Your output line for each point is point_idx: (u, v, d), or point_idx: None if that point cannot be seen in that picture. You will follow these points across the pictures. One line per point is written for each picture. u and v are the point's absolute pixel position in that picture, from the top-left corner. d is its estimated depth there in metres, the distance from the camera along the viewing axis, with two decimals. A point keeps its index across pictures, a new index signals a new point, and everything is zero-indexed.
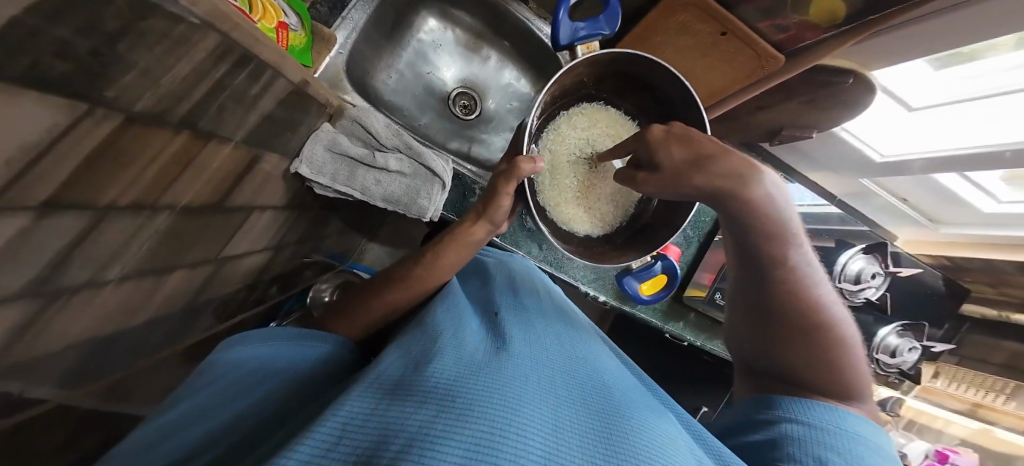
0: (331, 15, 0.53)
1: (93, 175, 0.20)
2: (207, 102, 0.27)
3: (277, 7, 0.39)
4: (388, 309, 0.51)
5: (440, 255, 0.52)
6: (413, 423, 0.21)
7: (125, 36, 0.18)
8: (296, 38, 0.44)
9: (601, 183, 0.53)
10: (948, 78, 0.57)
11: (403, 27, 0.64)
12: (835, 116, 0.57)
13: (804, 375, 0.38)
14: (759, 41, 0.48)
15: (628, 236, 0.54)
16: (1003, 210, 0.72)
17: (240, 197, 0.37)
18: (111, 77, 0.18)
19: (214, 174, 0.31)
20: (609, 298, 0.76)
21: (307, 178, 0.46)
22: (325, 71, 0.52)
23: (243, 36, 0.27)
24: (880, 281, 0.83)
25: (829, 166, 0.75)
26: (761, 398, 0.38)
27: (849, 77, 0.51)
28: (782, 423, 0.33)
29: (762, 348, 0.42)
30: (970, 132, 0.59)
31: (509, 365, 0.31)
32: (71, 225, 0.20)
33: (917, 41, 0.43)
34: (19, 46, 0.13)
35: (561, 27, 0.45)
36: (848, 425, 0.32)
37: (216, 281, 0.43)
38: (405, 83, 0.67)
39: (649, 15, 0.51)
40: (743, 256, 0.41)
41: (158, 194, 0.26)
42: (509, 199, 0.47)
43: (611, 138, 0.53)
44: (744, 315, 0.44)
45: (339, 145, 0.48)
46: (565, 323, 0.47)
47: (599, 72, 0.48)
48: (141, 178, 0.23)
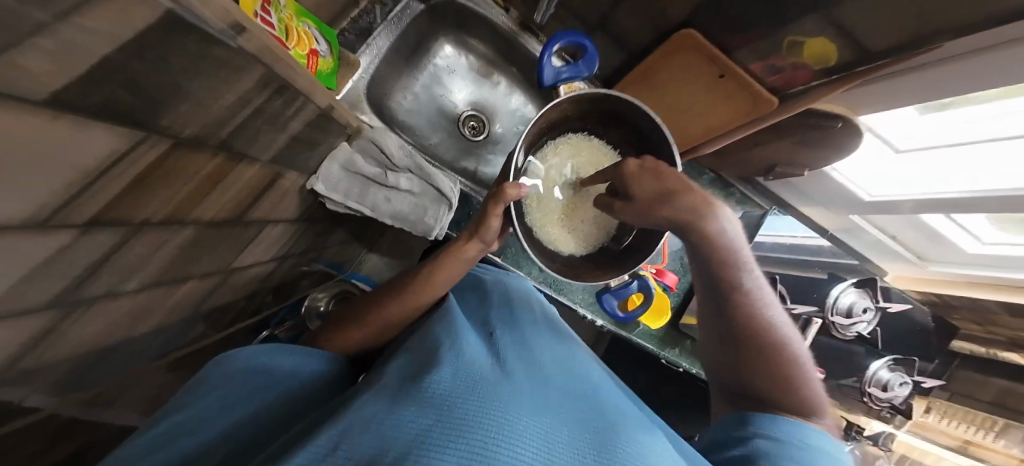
0: (357, 41, 0.56)
1: (131, 196, 0.21)
2: (244, 127, 0.28)
3: (310, 35, 0.42)
4: (384, 326, 0.52)
5: (435, 272, 0.52)
6: (402, 436, 0.22)
7: (181, 71, 0.19)
8: (325, 63, 0.46)
9: (585, 207, 0.56)
10: (937, 122, 0.58)
11: (422, 51, 0.68)
12: (827, 156, 0.59)
13: (769, 394, 0.40)
14: (751, 81, 0.51)
15: (611, 256, 0.55)
16: (988, 251, 0.75)
17: (260, 211, 0.38)
18: (163, 107, 0.19)
19: (238, 191, 0.32)
20: (607, 322, 0.77)
21: (321, 194, 0.47)
22: (347, 93, 0.55)
23: (285, 68, 0.28)
24: (871, 316, 0.86)
25: (821, 201, 0.79)
26: (732, 418, 0.39)
27: (837, 121, 0.51)
28: (754, 438, 0.35)
29: (730, 368, 0.44)
30: (956, 175, 0.61)
31: (503, 379, 0.31)
32: (103, 241, 0.21)
33: (905, 89, 0.44)
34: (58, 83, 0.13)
35: (545, 71, 0.50)
36: (809, 437, 0.35)
37: (220, 291, 0.43)
38: (419, 104, 0.70)
39: (654, 53, 0.56)
40: (703, 284, 0.43)
41: (186, 212, 0.27)
42: (498, 220, 0.48)
43: (593, 166, 0.55)
44: (710, 337, 0.46)
45: (354, 166, 0.49)
46: (558, 340, 0.48)
47: (581, 109, 0.51)
48: (174, 197, 0.24)
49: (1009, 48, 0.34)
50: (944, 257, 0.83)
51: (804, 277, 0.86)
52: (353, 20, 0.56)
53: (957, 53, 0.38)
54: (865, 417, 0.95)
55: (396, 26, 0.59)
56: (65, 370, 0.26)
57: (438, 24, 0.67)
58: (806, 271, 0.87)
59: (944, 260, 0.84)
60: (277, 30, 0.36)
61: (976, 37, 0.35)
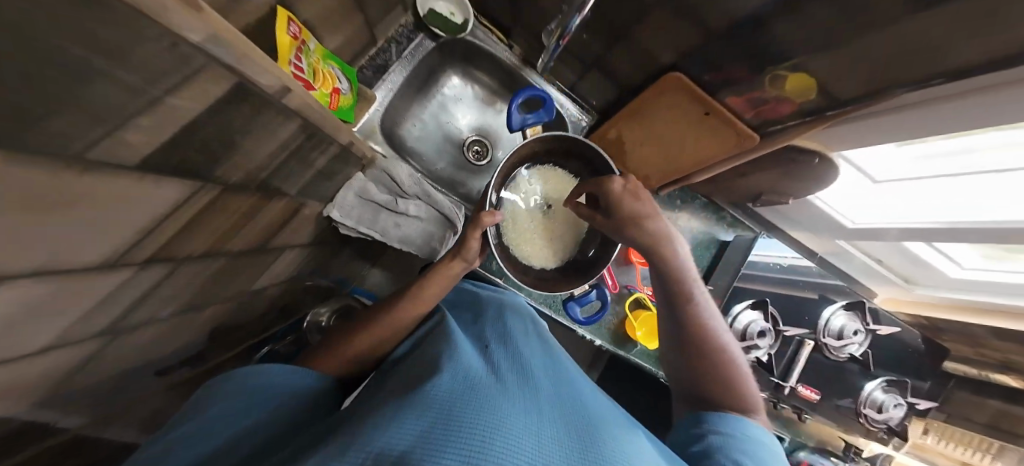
0: (375, 77, 0.62)
1: (180, 236, 0.23)
2: (277, 168, 0.31)
3: (333, 75, 0.47)
4: (373, 346, 0.53)
5: (423, 288, 0.56)
6: (397, 446, 0.23)
7: (231, 131, 0.22)
8: (344, 99, 0.51)
9: (553, 227, 0.63)
10: (927, 153, 0.57)
11: (431, 82, 0.72)
12: (808, 188, 0.64)
13: (717, 392, 0.49)
14: (737, 120, 0.54)
15: (577, 269, 0.62)
16: (967, 276, 0.79)
17: (282, 238, 0.41)
18: (213, 162, 0.22)
19: (266, 222, 0.35)
20: (605, 342, 0.80)
21: (335, 221, 0.50)
22: (363, 126, 0.60)
23: (315, 115, 0.32)
24: (862, 338, 0.90)
25: (809, 226, 0.82)
26: (690, 417, 0.45)
27: (814, 156, 0.56)
28: (708, 434, 0.41)
29: (688, 372, 0.52)
30: (934, 204, 0.63)
31: (497, 385, 0.33)
32: (152, 275, 0.23)
33: (876, 128, 0.47)
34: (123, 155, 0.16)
35: (512, 118, 0.60)
36: (750, 430, 0.41)
37: (237, 312, 0.45)
38: (427, 131, 0.74)
39: (644, 92, 0.60)
40: (660, 294, 0.54)
41: (222, 245, 0.29)
42: (477, 241, 0.54)
43: (559, 192, 0.62)
44: (671, 345, 0.55)
45: (368, 195, 0.52)
46: (546, 349, 0.50)
47: (546, 145, 0.58)
48: (213, 233, 0.27)
49: (960, 100, 0.37)
50: (929, 281, 0.87)
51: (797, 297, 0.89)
52: (371, 59, 0.63)
53: (919, 100, 0.41)
54: (863, 439, 0.96)
55: (409, 62, 0.65)
56: (97, 389, 0.28)
57: (446, 58, 0.71)
58: (798, 291, 0.90)
59: (928, 284, 0.88)
60: (305, 72, 0.40)
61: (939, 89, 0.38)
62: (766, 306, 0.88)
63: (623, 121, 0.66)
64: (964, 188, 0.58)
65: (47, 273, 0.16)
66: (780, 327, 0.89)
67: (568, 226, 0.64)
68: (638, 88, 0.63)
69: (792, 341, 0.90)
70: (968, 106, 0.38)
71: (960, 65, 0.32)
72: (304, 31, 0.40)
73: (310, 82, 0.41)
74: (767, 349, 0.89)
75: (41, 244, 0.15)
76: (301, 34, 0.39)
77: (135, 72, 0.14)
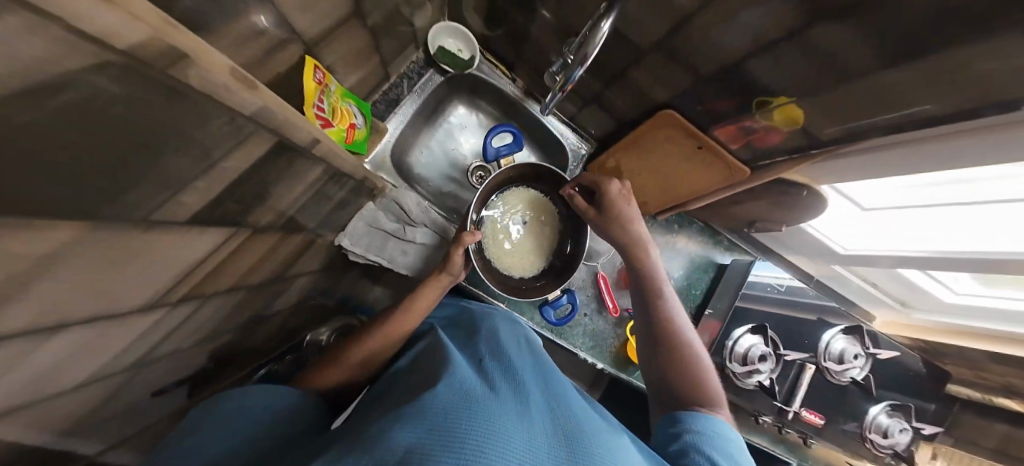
0: (387, 110, 0.68)
1: (202, 275, 0.26)
2: (298, 206, 0.34)
3: (350, 112, 0.51)
4: (366, 359, 0.55)
5: (413, 302, 0.59)
6: (398, 445, 0.24)
7: (256, 183, 0.25)
8: (360, 133, 0.54)
9: (530, 240, 0.69)
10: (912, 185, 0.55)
11: (439, 112, 0.77)
12: (796, 216, 0.66)
13: (690, 392, 0.51)
14: (728, 154, 0.57)
15: (552, 276, 0.70)
16: (964, 301, 0.78)
17: (295, 268, 0.43)
18: (236, 211, 0.25)
19: (285, 254, 0.37)
20: (606, 366, 0.83)
21: (346, 249, 0.53)
22: (374, 157, 0.65)
23: (335, 158, 0.35)
24: (863, 363, 0.91)
25: (802, 251, 0.84)
26: (666, 419, 0.47)
27: (802, 189, 0.58)
28: (686, 433, 0.43)
29: (664, 373, 0.54)
30: (926, 233, 0.62)
31: (493, 401, 0.32)
32: (176, 311, 0.26)
33: (855, 165, 0.48)
34: (168, 210, 0.19)
35: (489, 149, 0.71)
36: (721, 427, 0.44)
37: (249, 336, 0.48)
38: (433, 158, 0.77)
39: (643, 125, 0.62)
40: (637, 294, 0.61)
41: (241, 280, 0.32)
42: (460, 256, 0.59)
43: (533, 210, 0.70)
44: (649, 348, 0.58)
45: (378, 223, 0.57)
46: (537, 360, 0.49)
47: (517, 170, 0.66)
48: (234, 271, 0.30)
49: (930, 143, 0.38)
50: (924, 305, 0.87)
51: (795, 318, 0.91)
52: (385, 93, 0.68)
53: (891, 141, 0.41)
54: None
55: (420, 95, 0.70)
56: (113, 417, 0.30)
57: (452, 90, 0.76)
58: (797, 311, 0.91)
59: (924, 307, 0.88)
60: (326, 112, 0.44)
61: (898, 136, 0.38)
62: (766, 331, 0.90)
63: (622, 150, 0.69)
64: (954, 220, 0.56)
65: (83, 318, 0.18)
66: (780, 352, 0.90)
67: (544, 238, 0.71)
68: (632, 122, 0.67)
69: (793, 365, 0.90)
70: (941, 152, 0.38)
71: (920, 117, 0.35)
72: (329, 76, 0.45)
73: (328, 120, 0.45)
74: (768, 374, 0.90)
75: (82, 293, 0.17)
76: (326, 79, 0.43)
77: (175, 151, 0.17)
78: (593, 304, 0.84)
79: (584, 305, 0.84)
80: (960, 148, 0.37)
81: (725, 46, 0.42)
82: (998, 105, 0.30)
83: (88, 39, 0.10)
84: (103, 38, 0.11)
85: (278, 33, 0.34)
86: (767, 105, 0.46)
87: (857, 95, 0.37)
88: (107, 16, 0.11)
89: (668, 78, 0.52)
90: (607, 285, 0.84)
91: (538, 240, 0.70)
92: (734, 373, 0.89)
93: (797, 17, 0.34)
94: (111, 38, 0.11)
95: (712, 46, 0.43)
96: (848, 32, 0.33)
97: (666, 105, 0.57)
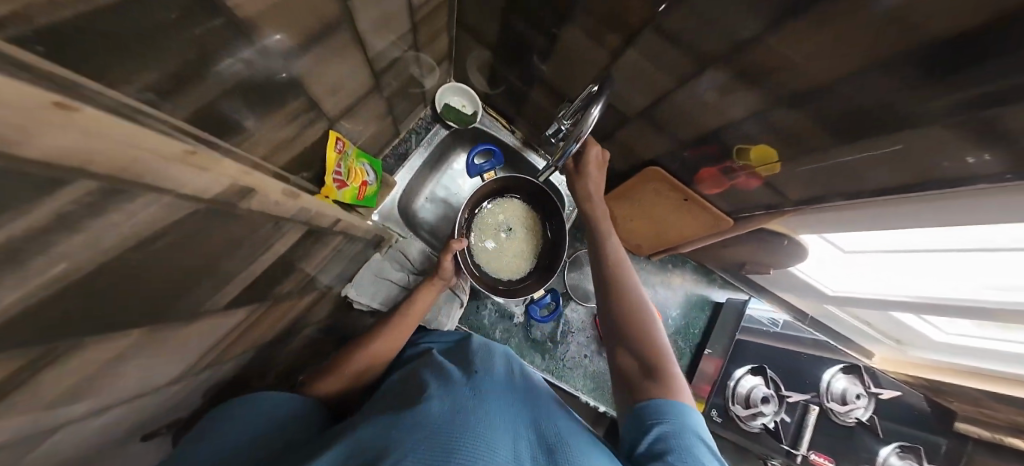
0: (396, 164, 0.77)
1: (213, 342, 0.29)
2: (305, 266, 0.37)
3: (363, 172, 0.62)
4: (369, 361, 0.57)
5: (412, 305, 0.64)
6: (401, 449, 0.30)
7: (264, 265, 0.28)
8: (370, 187, 0.66)
9: (515, 244, 0.76)
10: (899, 233, 0.55)
11: (443, 161, 0.83)
12: (783, 261, 0.69)
13: (655, 370, 0.47)
14: (712, 208, 0.60)
15: (537, 276, 0.75)
16: (954, 341, 0.72)
17: (283, 321, 0.42)
18: (252, 287, 0.28)
19: (286, 309, 0.40)
20: (609, 409, 0.82)
21: (353, 298, 0.64)
22: (382, 210, 0.74)
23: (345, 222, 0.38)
24: (865, 400, 0.82)
25: (793, 289, 0.86)
26: (634, 411, 0.44)
27: (784, 238, 0.62)
28: (658, 431, 0.40)
29: (630, 354, 0.50)
30: (914, 278, 0.62)
31: (482, 409, 0.38)
32: (183, 376, 0.28)
33: (829, 219, 0.50)
34: (195, 302, 0.22)
35: (470, 167, 0.77)
36: (688, 423, 0.40)
37: (254, 381, 0.50)
38: (437, 204, 0.83)
39: (633, 179, 0.66)
40: (596, 280, 0.60)
41: (248, 336, 0.35)
42: (450, 262, 0.67)
43: (517, 217, 0.77)
44: (613, 331, 0.54)
45: (385, 274, 0.69)
46: (529, 385, 0.50)
47: (499, 181, 0.74)
48: (244, 331, 0.32)
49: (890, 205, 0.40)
50: (918, 342, 0.79)
51: (796, 356, 0.90)
52: (394, 148, 0.77)
53: (856, 200, 0.42)
54: None
55: (428, 146, 0.79)
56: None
57: (455, 140, 0.82)
58: (794, 344, 0.91)
59: (921, 346, 0.79)
60: (343, 175, 0.54)
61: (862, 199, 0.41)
62: (766, 372, 0.91)
63: (613, 199, 0.74)
64: (941, 265, 0.56)
65: (104, 398, 0.20)
66: (781, 393, 0.89)
67: (528, 241, 0.77)
68: (618, 171, 0.73)
69: (796, 406, 0.87)
70: (906, 214, 0.41)
71: (869, 186, 0.39)
72: (348, 143, 0.54)
73: (344, 181, 0.55)
74: (772, 416, 0.89)
75: (106, 380, 0.19)
76: (345, 147, 0.53)
77: (204, 258, 0.20)
78: (593, 345, 0.85)
79: (584, 346, 0.84)
80: (926, 211, 0.39)
81: (695, 116, 0.47)
82: (940, 180, 0.33)
83: (152, 194, 0.13)
84: (192, 190, 0.15)
85: (293, 110, 0.37)
86: (746, 151, 0.47)
87: (813, 165, 0.41)
88: (191, 176, 0.15)
89: (652, 139, 0.57)
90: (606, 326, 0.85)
91: (523, 244, 0.77)
92: (737, 415, 0.90)
93: (757, 100, 0.39)
94: (198, 190, 0.15)
95: (688, 116, 0.48)
96: (800, 115, 0.37)
97: (652, 161, 0.62)
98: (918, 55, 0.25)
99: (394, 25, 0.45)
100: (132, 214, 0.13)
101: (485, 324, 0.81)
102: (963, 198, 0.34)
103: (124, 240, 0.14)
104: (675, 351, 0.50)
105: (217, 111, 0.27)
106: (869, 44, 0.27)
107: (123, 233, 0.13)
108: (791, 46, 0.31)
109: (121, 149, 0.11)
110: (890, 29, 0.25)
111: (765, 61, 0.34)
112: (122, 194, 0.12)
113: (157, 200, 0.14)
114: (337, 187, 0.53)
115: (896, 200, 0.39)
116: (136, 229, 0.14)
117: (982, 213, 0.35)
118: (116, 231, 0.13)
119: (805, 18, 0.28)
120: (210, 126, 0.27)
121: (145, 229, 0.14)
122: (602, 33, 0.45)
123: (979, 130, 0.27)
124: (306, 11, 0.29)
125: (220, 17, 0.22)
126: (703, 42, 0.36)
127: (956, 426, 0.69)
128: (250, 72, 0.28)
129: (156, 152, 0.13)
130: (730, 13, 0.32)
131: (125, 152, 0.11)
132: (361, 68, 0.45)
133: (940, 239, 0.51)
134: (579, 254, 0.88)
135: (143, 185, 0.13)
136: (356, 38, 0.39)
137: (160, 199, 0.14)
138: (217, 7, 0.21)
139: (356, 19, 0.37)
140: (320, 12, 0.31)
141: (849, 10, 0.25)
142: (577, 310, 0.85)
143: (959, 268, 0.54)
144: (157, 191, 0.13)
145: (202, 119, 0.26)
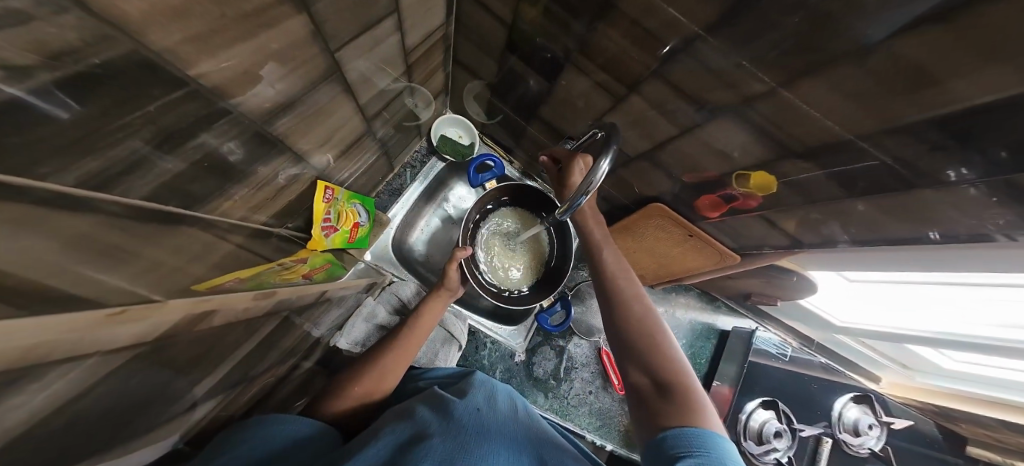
0: (389, 201, 0.77)
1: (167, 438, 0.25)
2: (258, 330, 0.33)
3: (354, 214, 0.63)
4: (372, 385, 0.51)
5: (417, 319, 0.59)
6: None
7: (208, 351, 0.24)
8: (361, 228, 0.67)
9: (518, 255, 0.74)
10: (899, 273, 0.49)
11: (439, 192, 0.82)
12: (792, 292, 0.68)
13: (672, 389, 0.42)
14: (717, 244, 0.58)
15: (546, 288, 0.74)
16: (962, 367, 0.67)
17: (247, 395, 0.37)
18: (201, 374, 0.25)
19: (256, 373, 0.37)
20: (616, 448, 0.77)
21: (342, 348, 0.61)
22: (375, 249, 0.75)
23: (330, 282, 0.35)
24: (877, 430, 0.82)
25: (799, 318, 0.84)
26: (654, 441, 0.38)
27: (792, 273, 0.61)
28: (685, 458, 0.34)
29: (642, 370, 0.46)
30: (918, 316, 0.58)
31: (482, 446, 0.39)
32: None
33: (840, 260, 0.48)
34: (128, 420, 0.19)
35: (474, 177, 0.76)
36: (716, 448, 0.35)
37: None
38: (434, 236, 0.81)
39: (634, 213, 0.65)
40: (598, 293, 0.55)
41: (209, 414, 0.31)
42: (456, 272, 0.63)
43: (522, 224, 0.75)
44: (620, 344, 0.49)
45: (375, 318, 0.67)
46: (530, 428, 0.46)
47: (504, 189, 0.73)
48: (200, 415, 0.29)
49: (911, 251, 0.38)
50: (928, 368, 0.74)
51: (805, 386, 0.88)
52: (387, 184, 0.78)
53: (869, 247, 0.40)
54: None
55: (424, 183, 0.79)
56: None
57: (450, 173, 0.82)
58: (803, 367, 0.90)
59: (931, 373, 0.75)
60: (333, 220, 0.56)
61: (877, 248, 0.39)
62: (778, 405, 0.86)
63: (614, 232, 0.72)
64: (938, 301, 0.52)
65: None
66: (794, 427, 0.85)
67: (533, 250, 0.75)
68: (617, 204, 0.71)
69: (808, 439, 0.84)
70: (920, 261, 0.39)
71: (885, 238, 0.36)
72: (338, 189, 0.54)
73: (336, 226, 0.57)
74: (785, 451, 0.84)
75: None
76: (334, 194, 0.53)
77: (128, 380, 0.17)
78: (597, 380, 0.81)
79: (588, 381, 0.81)
80: (944, 260, 0.37)
81: (695, 160, 0.46)
82: (957, 236, 0.31)
83: (63, 366, 0.11)
84: (127, 340, 0.14)
85: (274, 162, 0.35)
86: (745, 177, 0.43)
87: (821, 213, 0.40)
88: (103, 331, 0.12)
89: (653, 177, 0.56)
90: (610, 360, 0.82)
91: (529, 253, 0.75)
92: (750, 453, 0.84)
93: (765, 149, 0.37)
94: (136, 338, 0.15)
95: (690, 159, 0.47)
96: (810, 166, 0.35)
97: (654, 197, 0.60)
98: (940, 123, 0.24)
99: (386, 71, 0.44)
100: (39, 391, 0.11)
101: (485, 364, 0.78)
102: (976, 252, 0.33)
103: (17, 433, 0.11)
104: (691, 370, 0.46)
105: (187, 184, 0.24)
106: (884, 107, 0.26)
107: (19, 416, 0.10)
108: (806, 103, 0.29)
109: (72, 336, 0.11)
110: (916, 96, 0.24)
111: (776, 114, 0.32)
112: (14, 379, 0.10)
113: (72, 366, 0.12)
114: (326, 235, 0.55)
115: (909, 249, 0.37)
116: (37, 403, 0.11)
117: (999, 265, 0.33)
118: (13, 415, 0.10)
119: (822, 79, 0.27)
120: (180, 200, 0.24)
121: (47, 396, 0.11)
122: (603, 77, 0.44)
123: (1006, 202, 0.25)
124: (289, 72, 0.28)
125: (189, 95, 0.20)
126: (705, 94, 0.36)
127: (968, 450, 0.72)
128: (225, 138, 0.26)
129: (71, 326, 0.10)
130: (742, 68, 0.30)
131: (73, 338, 0.11)
132: (350, 113, 0.43)
133: (940, 274, 0.44)
134: (580, 286, 0.86)
135: (70, 359, 0.11)
136: (345, 89, 0.38)
137: (76, 365, 0.12)
138: (184, 86, 0.19)
139: (344, 71, 0.35)
140: (306, 70, 0.29)
141: (873, 73, 0.24)
142: (580, 345, 0.83)
143: (955, 304, 0.50)
144: (70, 360, 0.11)
145: (168, 196, 0.23)
